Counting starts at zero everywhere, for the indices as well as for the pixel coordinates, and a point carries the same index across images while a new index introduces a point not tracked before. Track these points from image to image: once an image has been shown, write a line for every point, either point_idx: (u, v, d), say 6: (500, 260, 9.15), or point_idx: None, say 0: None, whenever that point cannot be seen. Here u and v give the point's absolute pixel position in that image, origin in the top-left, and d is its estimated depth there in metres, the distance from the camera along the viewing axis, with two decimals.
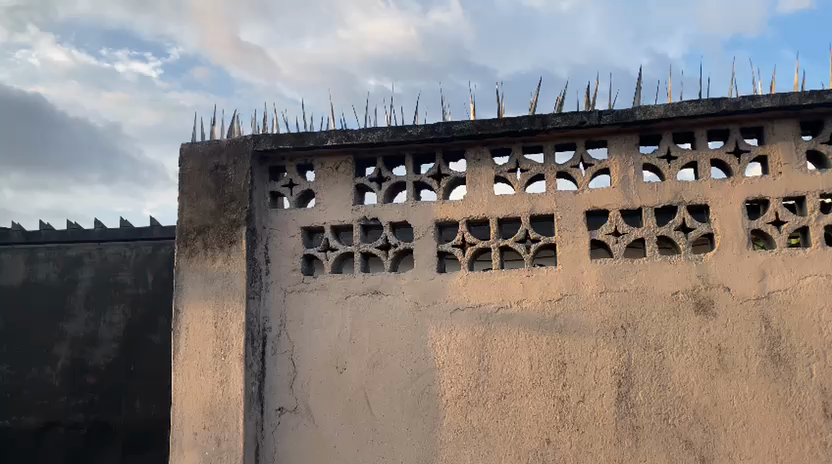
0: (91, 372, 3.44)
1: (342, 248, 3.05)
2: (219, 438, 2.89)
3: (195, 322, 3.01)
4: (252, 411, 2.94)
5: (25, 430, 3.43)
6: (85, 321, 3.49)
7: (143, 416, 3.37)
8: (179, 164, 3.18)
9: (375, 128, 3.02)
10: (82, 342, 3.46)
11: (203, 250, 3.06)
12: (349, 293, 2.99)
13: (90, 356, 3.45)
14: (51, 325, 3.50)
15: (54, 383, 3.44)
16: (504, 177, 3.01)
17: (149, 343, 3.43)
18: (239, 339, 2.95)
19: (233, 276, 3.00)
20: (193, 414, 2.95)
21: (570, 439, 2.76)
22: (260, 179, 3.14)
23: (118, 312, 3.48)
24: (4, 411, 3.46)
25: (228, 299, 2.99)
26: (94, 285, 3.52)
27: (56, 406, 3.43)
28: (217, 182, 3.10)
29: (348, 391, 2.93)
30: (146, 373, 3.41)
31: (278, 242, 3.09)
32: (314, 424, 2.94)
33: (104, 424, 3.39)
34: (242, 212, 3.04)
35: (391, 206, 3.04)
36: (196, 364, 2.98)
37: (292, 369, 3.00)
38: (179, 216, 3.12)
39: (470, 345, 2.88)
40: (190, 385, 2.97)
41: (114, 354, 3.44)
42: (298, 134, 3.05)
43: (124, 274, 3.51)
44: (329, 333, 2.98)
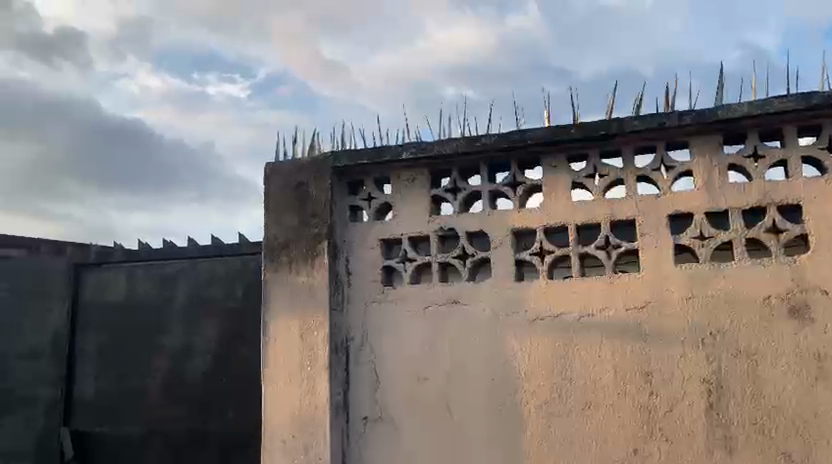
0: (188, 383, 3.61)
1: (420, 258, 3.09)
2: (308, 447, 2.98)
3: (282, 334, 3.12)
4: (338, 419, 3.01)
5: (129, 438, 3.63)
6: (181, 334, 3.67)
7: (236, 425, 3.52)
8: (264, 183, 3.31)
9: (449, 140, 3.05)
10: (179, 355, 3.65)
11: (287, 264, 3.18)
12: (429, 303, 3.02)
13: (186, 368, 3.63)
14: (151, 338, 3.70)
15: (155, 393, 3.64)
16: (582, 183, 2.98)
17: (240, 355, 3.57)
18: (323, 349, 3.03)
19: (317, 288, 3.09)
20: (282, 423, 3.05)
21: (659, 450, 2.69)
22: (340, 194, 3.23)
23: (211, 325, 3.64)
24: (109, 419, 3.67)
25: (312, 310, 3.08)
26: (189, 300, 3.70)
27: (156, 415, 3.62)
28: (299, 198, 3.21)
29: (430, 401, 2.96)
30: (238, 384, 3.55)
31: (359, 254, 3.16)
32: (398, 433, 2.99)
33: (200, 432, 3.55)
34: (323, 226, 3.14)
35: (468, 216, 3.06)
36: (284, 374, 3.08)
37: (376, 379, 3.05)
38: (265, 232, 3.25)
39: (552, 354, 2.85)
40: (278, 395, 3.08)
41: (208, 366, 3.61)
42: (375, 149, 3.13)
43: (216, 289, 3.67)
44: (411, 343, 3.02)
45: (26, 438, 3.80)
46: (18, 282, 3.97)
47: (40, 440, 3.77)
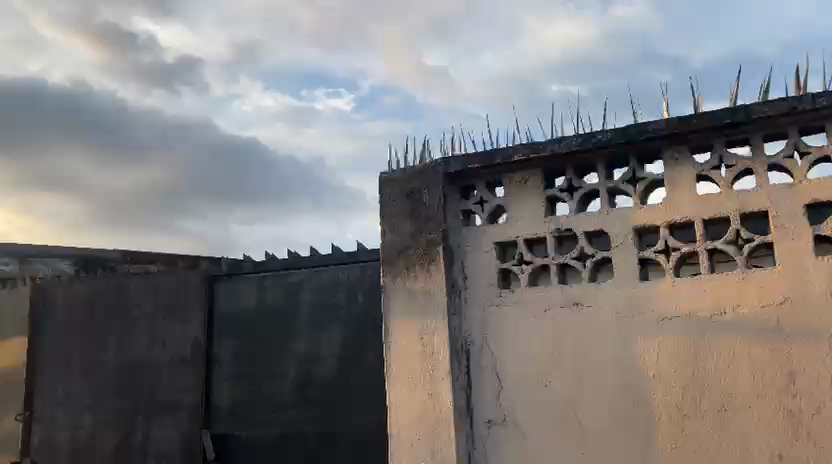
0: (316, 387, 3.76)
1: (537, 260, 3.05)
2: (434, 449, 3.02)
3: (403, 338, 3.18)
4: (462, 423, 3.03)
5: (263, 440, 3.82)
6: (308, 340, 3.83)
7: (362, 428, 3.61)
8: (378, 191, 3.38)
9: (562, 138, 3.00)
10: (307, 360, 3.80)
11: (405, 270, 3.23)
12: (549, 305, 2.98)
13: (313, 373, 3.78)
14: (280, 345, 3.89)
15: (286, 397, 3.81)
16: (707, 175, 2.84)
17: (363, 359, 3.67)
18: (445, 353, 3.06)
19: (435, 293, 3.13)
20: (408, 426, 3.10)
21: (806, 455, 2.52)
22: (452, 199, 3.24)
23: (335, 331, 3.77)
24: (245, 422, 3.88)
25: (432, 315, 3.12)
26: (313, 307, 3.85)
27: (287, 418, 3.79)
28: (413, 205, 3.25)
29: (554, 404, 2.92)
30: (362, 388, 3.65)
31: (474, 258, 3.16)
32: (523, 436, 2.96)
33: (329, 435, 3.68)
34: (438, 232, 3.17)
35: (586, 215, 3.00)
36: (408, 378, 3.14)
37: (498, 382, 3.04)
38: (382, 239, 3.32)
39: (682, 355, 2.74)
40: (402, 398, 3.13)
41: (334, 370, 3.73)
42: (486, 152, 3.12)
43: (338, 296, 3.80)
44: (532, 346, 2.99)
45: (172, 440, 4.07)
46: (159, 296, 4.28)
47: (184, 442, 4.04)
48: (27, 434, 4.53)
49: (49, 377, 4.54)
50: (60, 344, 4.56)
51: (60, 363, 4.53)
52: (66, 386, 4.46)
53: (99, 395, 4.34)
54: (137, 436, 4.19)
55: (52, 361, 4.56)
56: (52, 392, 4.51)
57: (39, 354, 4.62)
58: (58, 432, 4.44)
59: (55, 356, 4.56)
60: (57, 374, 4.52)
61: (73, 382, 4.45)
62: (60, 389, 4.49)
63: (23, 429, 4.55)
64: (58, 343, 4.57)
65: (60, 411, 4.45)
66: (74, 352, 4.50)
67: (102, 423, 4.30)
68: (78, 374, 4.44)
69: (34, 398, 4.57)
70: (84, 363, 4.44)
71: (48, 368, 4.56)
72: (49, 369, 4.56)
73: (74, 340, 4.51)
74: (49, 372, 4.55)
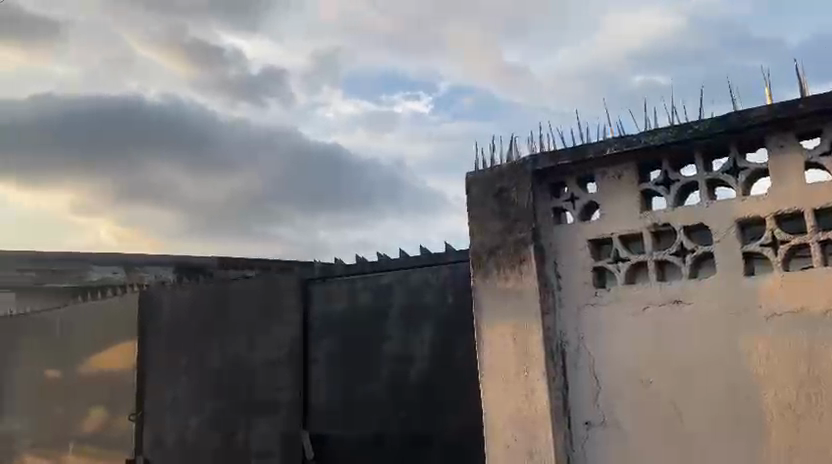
0: (409, 387, 3.78)
1: (633, 258, 2.96)
2: (531, 450, 2.98)
3: (496, 339, 3.16)
4: (560, 424, 2.98)
5: (360, 439, 3.89)
6: (400, 341, 3.86)
7: (456, 428, 3.60)
8: (466, 191, 3.36)
9: (656, 130, 2.90)
10: (400, 360, 3.84)
11: (495, 270, 3.20)
12: (648, 303, 2.88)
13: (406, 374, 3.81)
14: (372, 346, 3.94)
15: (380, 397, 3.86)
16: (817, 162, 2.67)
17: (455, 360, 3.66)
18: (539, 353, 3.02)
19: (527, 292, 3.09)
20: (504, 427, 3.08)
21: None
22: (542, 197, 3.18)
23: (427, 332, 3.78)
24: (342, 422, 3.96)
25: (525, 315, 3.08)
26: (404, 308, 3.88)
27: (382, 419, 3.84)
28: (502, 204, 3.22)
29: (656, 405, 2.82)
30: (455, 388, 3.64)
31: (567, 256, 3.10)
32: (624, 438, 2.88)
33: (424, 435, 3.70)
34: (529, 230, 3.12)
35: (685, 208, 2.88)
36: (502, 379, 3.11)
37: (595, 382, 2.96)
38: (471, 239, 3.31)
39: (794, 354, 2.59)
40: (498, 399, 3.11)
41: (427, 370, 3.74)
42: (576, 148, 3.06)
43: (428, 297, 3.81)
44: (630, 345, 2.90)
45: (272, 440, 4.20)
46: (256, 300, 4.44)
47: (284, 441, 4.16)
48: (139, 433, 4.80)
49: (157, 380, 4.79)
50: (167, 348, 4.80)
51: (166, 366, 4.77)
52: (173, 388, 4.70)
53: (204, 396, 4.54)
54: (239, 435, 4.35)
55: (159, 364, 4.81)
56: (161, 393, 4.75)
57: (147, 357, 4.88)
58: (167, 431, 4.67)
59: (162, 359, 4.80)
60: (165, 376, 4.76)
61: (179, 384, 4.67)
62: (167, 391, 4.72)
63: (136, 428, 4.82)
64: (165, 347, 4.81)
65: (169, 411, 4.68)
66: (179, 355, 4.72)
67: (207, 423, 4.49)
68: (184, 376, 4.66)
69: (145, 399, 4.83)
70: (189, 365, 4.65)
71: (156, 371, 4.81)
72: (158, 371, 4.81)
73: (178, 344, 4.74)
74: (157, 375, 4.80)
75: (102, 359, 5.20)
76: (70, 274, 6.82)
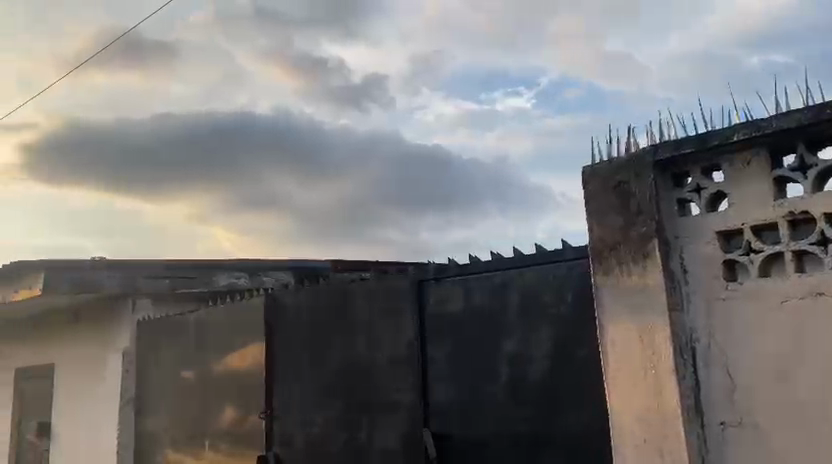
0: (529, 386, 3.75)
1: (768, 249, 2.79)
2: (662, 451, 2.88)
3: (621, 336, 3.08)
4: (692, 424, 2.85)
5: (481, 438, 3.90)
6: (518, 340, 3.84)
7: (580, 428, 3.53)
8: (583, 186, 3.30)
9: (789, 112, 2.72)
10: (519, 359, 3.82)
11: (617, 266, 3.12)
12: (786, 297, 2.71)
13: (526, 373, 3.77)
14: (490, 344, 3.94)
15: (500, 396, 3.86)
16: None
17: (576, 358, 3.59)
18: (667, 351, 2.91)
19: (652, 288, 2.99)
20: (632, 427, 2.99)
21: None
22: (665, 188, 3.07)
23: (545, 330, 3.73)
24: (463, 420, 3.99)
25: (651, 311, 2.98)
26: (521, 307, 3.85)
27: (503, 417, 3.83)
28: (621, 197, 3.13)
29: (800, 404, 2.64)
30: (577, 388, 3.56)
31: (694, 249, 2.97)
32: (765, 440, 2.72)
33: (546, 435, 3.65)
34: (651, 223, 3.02)
35: (824, 195, 2.68)
36: (628, 378, 3.03)
37: (730, 380, 2.82)
38: (590, 235, 3.25)
39: None
40: (625, 398, 3.03)
41: (547, 370, 3.69)
42: (700, 136, 2.93)
43: (546, 295, 3.76)
44: (768, 340, 2.73)
45: (395, 438, 4.29)
46: (374, 301, 4.55)
47: (406, 439, 4.23)
48: (269, 430, 5.03)
49: (284, 379, 5.02)
50: (291, 349, 5.01)
51: (292, 366, 4.98)
52: (299, 387, 4.90)
53: (328, 394, 4.70)
54: (363, 434, 4.47)
55: (285, 364, 5.03)
56: (287, 392, 4.97)
57: (273, 358, 5.12)
58: (295, 428, 4.87)
59: (287, 359, 5.02)
60: (291, 376, 4.97)
61: (304, 383, 4.87)
62: (294, 390, 4.93)
63: (265, 425, 5.06)
64: (289, 347, 5.03)
65: (296, 409, 4.88)
66: (303, 356, 4.92)
67: (332, 421, 4.65)
68: (308, 376, 4.85)
69: (273, 398, 5.06)
70: (312, 365, 4.84)
71: (283, 371, 5.04)
72: (284, 371, 5.03)
73: (302, 345, 4.94)
74: (284, 375, 5.02)
75: (232, 360, 5.50)
76: (200, 280, 7.11)
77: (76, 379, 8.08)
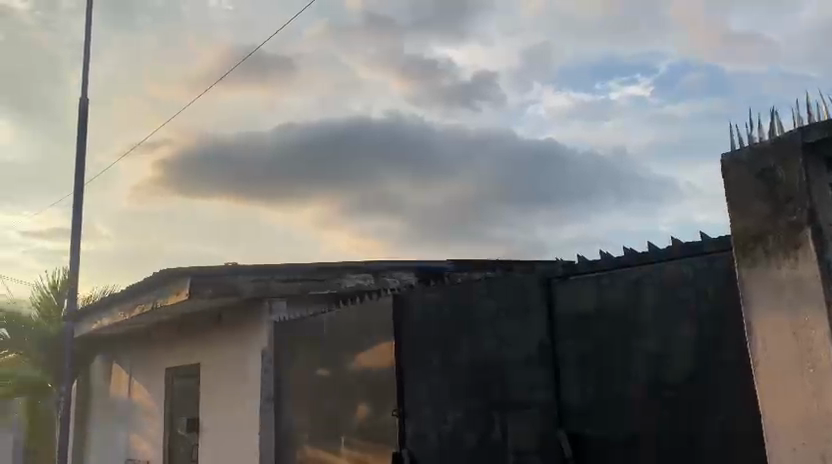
0: (669, 386, 3.61)
1: None
2: (824, 456, 2.67)
3: (772, 332, 2.90)
4: None
5: (619, 438, 3.80)
6: (655, 338, 3.70)
7: (728, 430, 3.36)
8: (724, 175, 3.14)
9: None
10: (657, 358, 3.68)
11: (765, 258, 2.94)
12: None
13: (666, 372, 3.63)
14: (625, 343, 3.83)
15: (638, 396, 3.74)
16: None
17: (721, 357, 3.41)
18: (826, 348, 2.69)
19: (806, 280, 2.78)
20: (790, 429, 2.81)
21: None
22: (818, 171, 2.81)
23: (685, 327, 3.57)
24: (600, 420, 3.90)
25: (806, 305, 2.77)
26: (658, 304, 3.71)
27: (642, 418, 3.71)
28: (767, 185, 2.94)
29: None
30: (723, 388, 3.39)
31: None
32: None
33: (691, 436, 3.50)
34: (802, 211, 2.80)
35: None
36: (782, 376, 2.84)
37: None
38: (733, 226, 3.09)
39: None
40: (779, 398, 2.85)
41: (689, 369, 3.53)
42: None
43: (684, 291, 3.60)
44: None
45: (528, 438, 4.26)
46: (501, 300, 4.54)
47: (540, 439, 4.19)
48: (402, 428, 5.15)
49: (414, 378, 5.12)
50: (421, 349, 5.10)
51: (422, 366, 5.07)
52: (429, 386, 4.97)
53: (459, 394, 4.74)
54: (496, 433, 4.48)
55: (415, 364, 5.13)
56: (419, 391, 5.06)
57: (403, 357, 5.23)
58: (427, 427, 4.95)
59: (417, 359, 5.11)
60: (421, 376, 5.06)
61: (435, 382, 4.94)
62: (424, 389, 5.02)
63: (397, 423, 5.18)
64: (419, 347, 5.12)
65: (427, 408, 4.97)
66: (432, 356, 5.00)
67: (464, 419, 4.69)
68: (438, 375, 4.92)
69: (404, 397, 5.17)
70: (442, 365, 4.90)
71: (413, 370, 5.14)
72: (414, 371, 5.13)
73: (431, 345, 5.01)
74: (414, 374, 5.12)
75: (364, 359, 5.68)
76: (329, 281, 7.40)
77: (220, 378, 8.64)
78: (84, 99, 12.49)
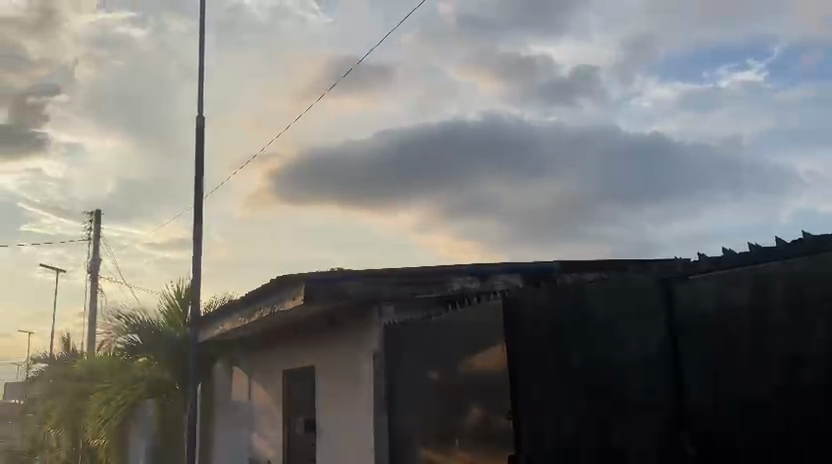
0: (805, 389, 3.41)
1: None
2: None
3: None
4: None
5: (750, 442, 3.62)
6: (787, 338, 3.50)
7: None
8: None
9: None
10: (789, 359, 3.48)
11: None
12: None
13: (799, 375, 3.43)
14: (753, 343, 3.64)
15: (770, 400, 3.54)
16: None
17: None
18: None
19: None
20: None
21: None
22: None
23: (821, 328, 3.35)
24: (728, 423, 3.74)
25: None
26: (789, 303, 3.50)
27: (776, 422, 3.51)
28: None
29: None
30: None
31: None
32: None
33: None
34: None
35: None
36: None
37: None
38: None
39: None
40: None
41: (826, 372, 3.32)
42: None
43: (819, 289, 3.38)
44: None
45: (652, 440, 4.16)
46: (617, 301, 4.45)
47: (662, 440, 4.09)
48: (516, 431, 5.12)
49: (528, 380, 5.09)
50: (534, 351, 5.07)
51: (536, 368, 5.03)
52: (544, 387, 4.93)
53: (574, 395, 4.68)
54: (615, 435, 4.39)
55: (529, 366, 5.09)
56: (533, 393, 5.02)
57: (515, 358, 5.20)
58: (543, 427, 4.91)
59: (531, 361, 5.08)
60: (535, 378, 5.02)
61: (550, 384, 4.89)
62: (539, 390, 4.97)
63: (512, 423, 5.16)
64: (532, 350, 5.09)
65: (542, 409, 4.92)
66: (547, 358, 4.95)
67: (581, 420, 4.62)
68: (553, 377, 4.87)
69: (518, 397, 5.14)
70: (556, 367, 4.85)
71: (526, 372, 5.11)
72: (528, 373, 5.10)
73: (544, 346, 4.97)
74: (528, 376, 5.09)
75: (475, 361, 5.70)
76: (436, 284, 7.48)
77: (334, 381, 8.92)
78: (200, 118, 13.25)
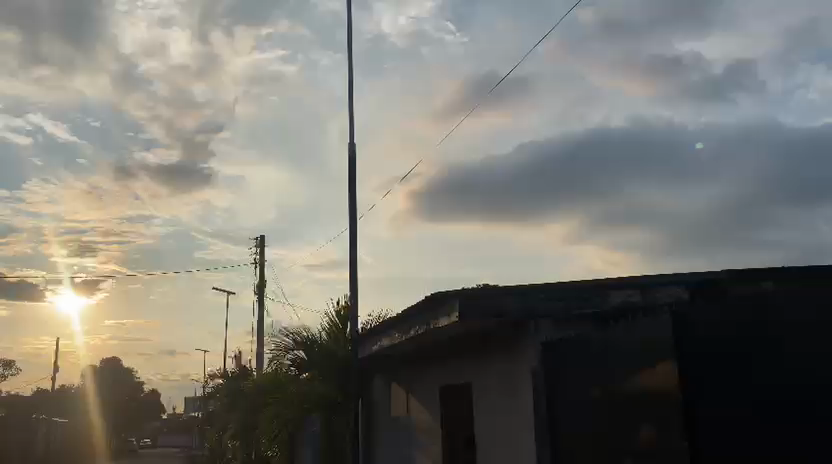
0: None
1: None
2: None
3: None
4: None
5: None
6: None
7: None
8: None
9: None
10: None
11: None
12: None
13: None
14: None
15: None
16: None
17: None
18: None
19: None
20: None
21: None
22: None
23: None
24: None
25: None
26: None
27: None
28: None
29: None
30: None
31: None
32: None
33: None
34: None
35: None
36: None
37: None
38: None
39: None
40: None
41: None
42: None
43: None
44: None
45: None
46: (813, 309, 4.92)
47: None
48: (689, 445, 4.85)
49: (702, 395, 4.91)
50: (709, 365, 4.93)
51: (713, 381, 4.93)
52: (724, 397, 4.90)
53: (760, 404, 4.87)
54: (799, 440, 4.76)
55: (703, 381, 4.92)
56: (710, 403, 4.89)
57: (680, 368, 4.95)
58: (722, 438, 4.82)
59: (705, 375, 4.92)
60: (712, 388, 4.90)
61: (727, 395, 4.91)
62: (717, 400, 4.90)
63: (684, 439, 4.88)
64: (706, 363, 4.94)
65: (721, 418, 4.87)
66: (724, 368, 4.94)
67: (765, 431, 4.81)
68: (732, 388, 4.92)
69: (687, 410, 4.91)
70: (732, 377, 4.92)
71: (701, 388, 4.92)
72: (703, 388, 4.92)
73: (720, 356, 4.95)
74: (703, 389, 4.91)
75: (645, 378, 5.43)
76: (594, 300, 7.27)
77: (492, 398, 8.91)
78: (351, 143, 13.90)
